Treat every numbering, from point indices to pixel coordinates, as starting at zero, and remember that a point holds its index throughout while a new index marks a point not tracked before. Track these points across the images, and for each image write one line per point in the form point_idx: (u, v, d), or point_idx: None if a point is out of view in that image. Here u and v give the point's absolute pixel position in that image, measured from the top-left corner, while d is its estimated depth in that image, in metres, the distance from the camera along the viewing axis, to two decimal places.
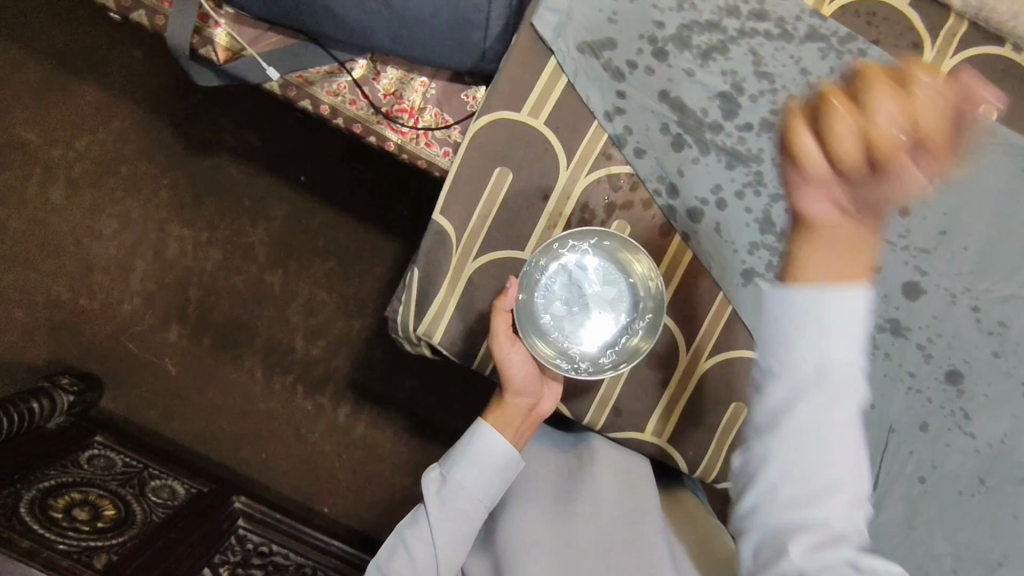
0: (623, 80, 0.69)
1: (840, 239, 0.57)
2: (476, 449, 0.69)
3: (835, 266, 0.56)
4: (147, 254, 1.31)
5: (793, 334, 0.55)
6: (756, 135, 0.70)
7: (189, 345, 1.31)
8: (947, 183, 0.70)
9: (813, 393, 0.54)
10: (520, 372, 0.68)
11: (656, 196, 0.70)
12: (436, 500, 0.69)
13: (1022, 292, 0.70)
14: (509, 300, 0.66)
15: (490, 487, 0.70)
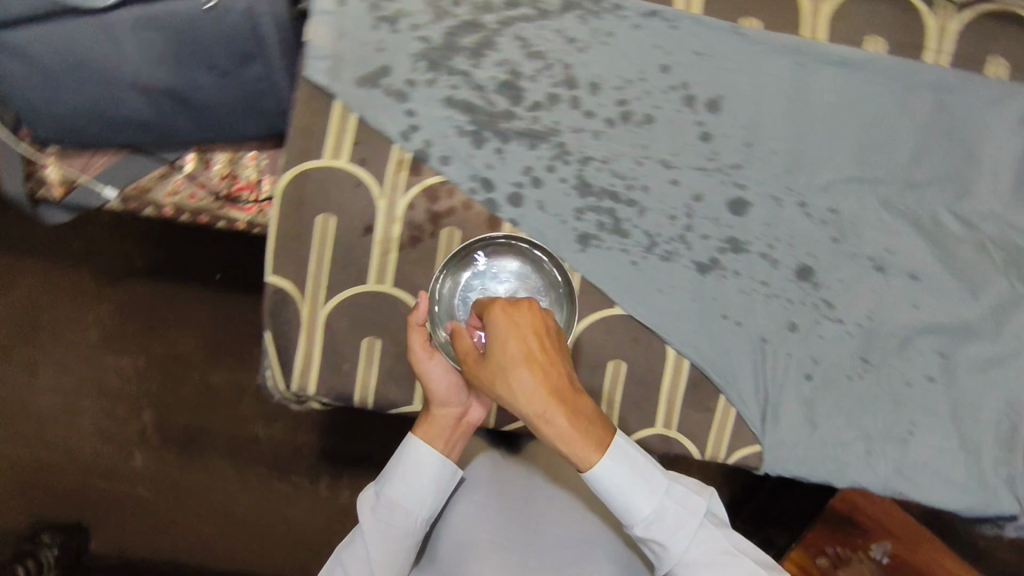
0: (408, 100, 0.72)
1: (581, 407, 0.62)
2: (408, 464, 0.71)
3: (597, 433, 0.63)
4: (79, 394, 1.29)
5: (628, 492, 0.63)
6: (547, 110, 0.73)
7: (155, 469, 1.30)
8: (735, 99, 0.73)
9: (638, 504, 0.64)
10: (447, 382, 0.70)
11: (474, 195, 0.73)
12: (368, 520, 0.70)
13: (838, 176, 0.74)
14: (420, 314, 0.68)
15: (427, 502, 0.72)
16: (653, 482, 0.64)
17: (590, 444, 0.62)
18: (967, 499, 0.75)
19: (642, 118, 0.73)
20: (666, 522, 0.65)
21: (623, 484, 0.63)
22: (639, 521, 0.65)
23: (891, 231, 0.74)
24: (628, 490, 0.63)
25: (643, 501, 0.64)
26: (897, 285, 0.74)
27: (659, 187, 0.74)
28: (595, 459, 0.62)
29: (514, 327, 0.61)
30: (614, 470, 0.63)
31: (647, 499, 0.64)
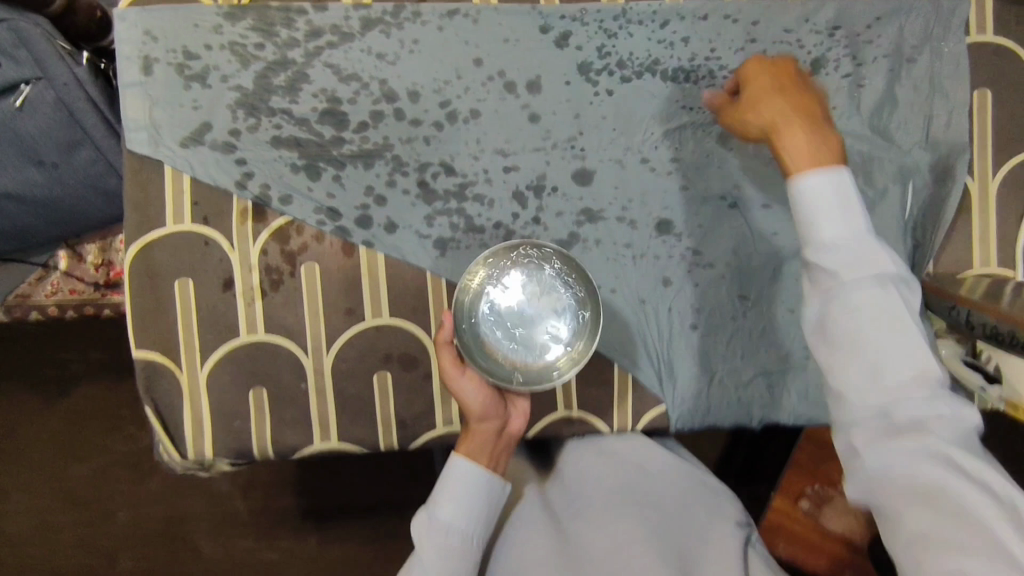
0: (236, 149, 0.73)
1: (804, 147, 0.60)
2: (458, 481, 0.66)
3: (796, 144, 0.60)
4: (48, 511, 1.16)
5: (830, 210, 0.54)
6: (374, 127, 0.73)
7: (143, 569, 1.17)
8: (553, 76, 0.74)
9: (852, 287, 0.52)
10: (482, 394, 0.67)
11: (322, 226, 0.73)
12: (427, 549, 0.64)
13: (672, 125, 0.74)
14: (446, 331, 0.66)
15: (477, 515, 0.66)
16: (860, 261, 0.53)
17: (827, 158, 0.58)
18: None
19: (468, 114, 0.74)
20: (871, 337, 0.51)
21: (823, 196, 0.55)
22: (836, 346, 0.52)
23: (735, 166, 0.74)
24: (822, 206, 0.55)
25: (861, 293, 0.52)
26: (753, 216, 0.74)
27: (501, 176, 0.74)
28: (836, 171, 0.55)
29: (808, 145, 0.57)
30: (831, 237, 0.54)
31: (857, 270, 0.53)
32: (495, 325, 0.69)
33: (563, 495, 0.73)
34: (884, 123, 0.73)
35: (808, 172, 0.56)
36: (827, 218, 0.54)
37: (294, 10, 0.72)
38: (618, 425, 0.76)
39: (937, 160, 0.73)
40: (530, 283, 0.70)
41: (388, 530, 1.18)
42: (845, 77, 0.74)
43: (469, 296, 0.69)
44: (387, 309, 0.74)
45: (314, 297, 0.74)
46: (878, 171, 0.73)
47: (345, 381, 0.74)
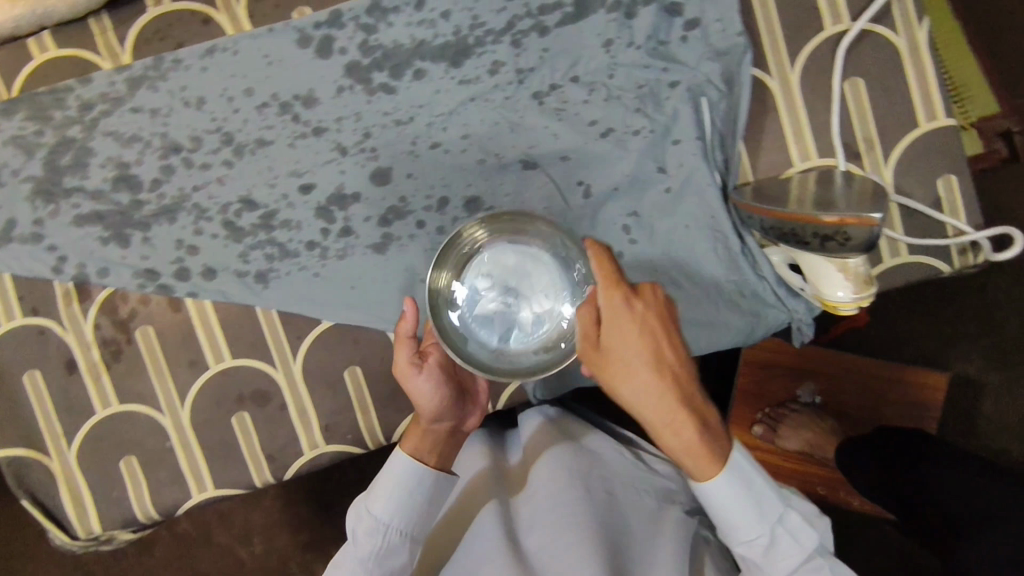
0: (44, 237, 0.74)
1: (614, 344, 0.55)
2: (399, 482, 0.61)
3: (676, 445, 0.54)
4: None
5: (743, 513, 0.55)
6: (168, 182, 0.74)
7: None
8: (324, 88, 0.73)
9: (742, 529, 0.55)
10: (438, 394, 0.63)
11: (144, 290, 0.74)
12: (363, 546, 0.60)
13: (454, 103, 0.73)
14: (409, 325, 0.60)
15: (418, 513, 0.62)
16: (747, 510, 0.55)
17: (674, 425, 0.54)
18: (727, 332, 0.72)
19: (254, 145, 0.74)
20: (775, 549, 0.56)
21: (729, 498, 0.55)
22: (737, 541, 0.56)
23: (526, 128, 0.73)
24: (730, 506, 0.55)
25: (755, 526, 0.55)
26: (555, 172, 0.72)
27: (300, 198, 0.74)
28: (710, 471, 0.54)
29: (621, 335, 0.54)
30: (716, 486, 0.54)
31: (756, 524, 0.55)
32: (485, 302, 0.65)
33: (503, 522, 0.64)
34: (662, 46, 0.71)
35: (708, 476, 0.54)
36: (723, 493, 0.55)
37: (62, 90, 0.73)
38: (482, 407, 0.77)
39: (724, 69, 0.70)
40: (513, 261, 0.66)
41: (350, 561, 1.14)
42: (612, 9, 0.71)
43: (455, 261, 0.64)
44: (227, 352, 0.75)
45: (155, 358, 0.75)
46: (667, 95, 0.71)
47: (204, 430, 0.76)
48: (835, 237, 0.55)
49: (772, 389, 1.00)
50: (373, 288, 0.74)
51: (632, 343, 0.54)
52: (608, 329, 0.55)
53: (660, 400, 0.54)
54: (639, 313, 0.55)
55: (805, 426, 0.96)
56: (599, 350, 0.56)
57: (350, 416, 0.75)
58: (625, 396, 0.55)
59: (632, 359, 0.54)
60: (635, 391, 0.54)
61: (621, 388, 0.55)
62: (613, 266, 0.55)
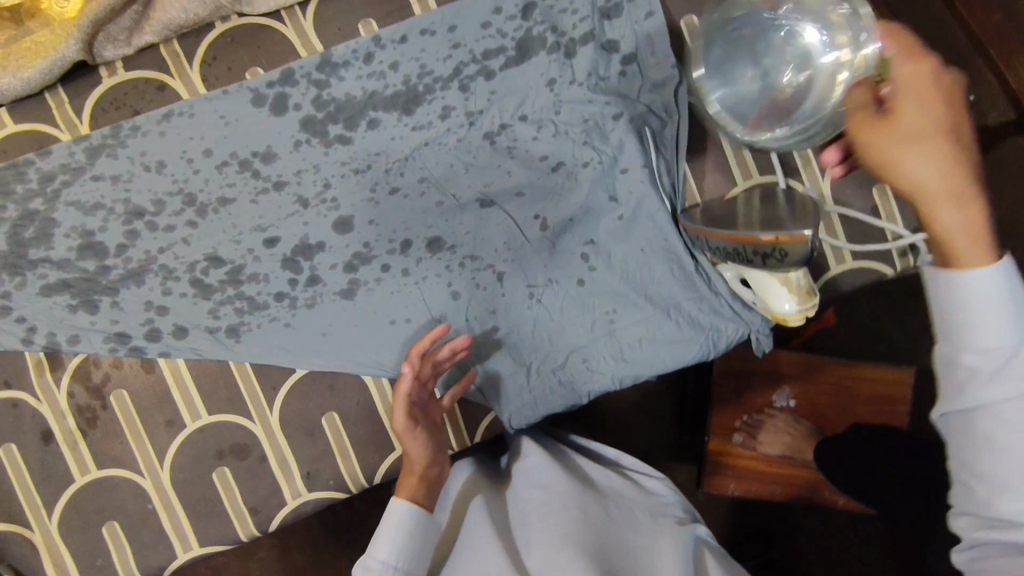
0: (12, 309, 0.75)
1: (908, 101, 0.46)
2: (399, 525, 0.63)
3: (948, 225, 0.43)
4: None
5: (984, 329, 0.40)
6: (133, 246, 0.75)
7: None
8: (281, 143, 0.75)
9: (984, 331, 0.40)
10: (427, 445, 0.68)
11: (115, 353, 0.75)
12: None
13: (409, 148, 0.76)
14: (406, 384, 0.66)
15: (420, 553, 0.63)
16: (989, 306, 0.40)
17: (958, 242, 0.42)
18: (691, 348, 0.74)
19: (216, 204, 0.75)
20: None
21: (984, 299, 0.41)
22: (966, 387, 0.41)
23: (480, 167, 0.75)
24: (988, 308, 0.40)
25: (1003, 335, 0.40)
26: (512, 207, 0.75)
27: (265, 251, 0.76)
28: (988, 261, 0.41)
29: (925, 82, 0.46)
30: (995, 277, 0.41)
31: (993, 339, 0.40)
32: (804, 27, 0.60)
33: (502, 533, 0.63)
34: (603, 81, 0.75)
35: (967, 263, 0.41)
36: (951, 298, 0.42)
37: (21, 163, 0.75)
38: (458, 441, 0.78)
39: (662, 100, 0.74)
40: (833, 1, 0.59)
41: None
42: (553, 51, 0.75)
43: None
44: (204, 409, 0.76)
45: (131, 421, 0.76)
46: (612, 127, 0.74)
47: (186, 488, 0.76)
48: (773, 253, 0.57)
49: (752, 398, 0.99)
50: (344, 334, 0.76)
51: (942, 89, 0.46)
52: (910, 69, 0.47)
53: (947, 176, 0.44)
54: (948, 78, 0.46)
55: (781, 431, 0.98)
56: (892, 114, 0.46)
57: (330, 462, 0.77)
58: (914, 172, 0.44)
59: (917, 111, 0.45)
60: (920, 154, 0.44)
61: (887, 160, 0.46)
62: (911, 41, 0.48)
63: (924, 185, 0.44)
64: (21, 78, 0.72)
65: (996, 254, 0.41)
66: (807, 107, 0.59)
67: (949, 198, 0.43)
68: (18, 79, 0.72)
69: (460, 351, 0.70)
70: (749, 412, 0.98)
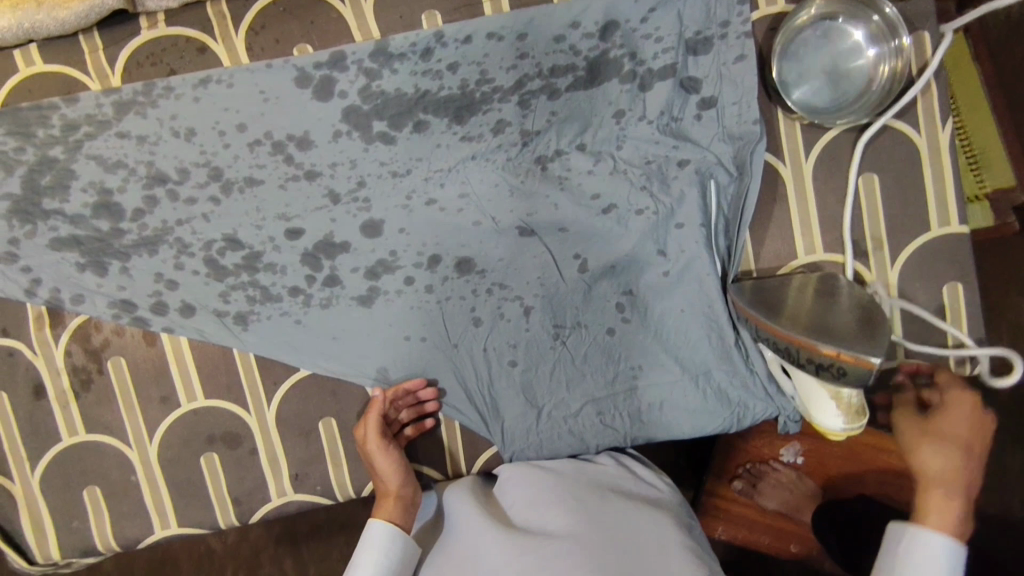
0: (19, 258, 0.72)
1: (942, 429, 0.62)
2: (376, 547, 0.64)
3: (937, 512, 0.57)
4: None
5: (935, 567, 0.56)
6: (151, 212, 0.71)
7: None
8: (320, 131, 0.70)
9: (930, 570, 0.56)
10: (398, 473, 0.68)
11: (119, 320, 0.72)
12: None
13: (455, 159, 0.71)
14: (377, 407, 0.69)
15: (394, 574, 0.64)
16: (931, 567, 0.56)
17: (946, 512, 0.57)
18: (712, 420, 0.70)
19: (243, 182, 0.71)
20: None
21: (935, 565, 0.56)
22: None
23: (525, 193, 0.70)
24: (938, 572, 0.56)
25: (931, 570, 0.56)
26: (553, 241, 0.70)
27: (286, 241, 0.72)
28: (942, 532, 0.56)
29: (969, 428, 0.61)
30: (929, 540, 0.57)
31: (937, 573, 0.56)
32: (845, 43, 0.66)
33: (456, 556, 0.62)
34: (675, 122, 0.68)
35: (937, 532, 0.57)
36: (915, 565, 0.57)
37: (45, 106, 0.70)
38: (454, 471, 0.75)
39: (737, 153, 0.67)
40: (872, 25, 0.66)
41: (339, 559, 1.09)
42: (626, 80, 0.68)
43: (826, 9, 0.66)
44: (201, 392, 0.73)
45: (124, 390, 0.73)
46: (675, 174, 0.68)
47: (172, 467, 0.74)
48: (830, 367, 0.55)
49: (758, 445, 0.90)
50: (355, 342, 0.73)
51: (964, 426, 0.61)
52: (960, 408, 0.62)
53: (957, 469, 0.59)
54: (982, 426, 0.62)
55: (783, 485, 0.88)
56: (919, 437, 0.62)
57: (320, 468, 0.74)
58: (927, 457, 0.60)
59: (951, 450, 0.60)
60: (927, 460, 0.60)
61: (923, 469, 0.60)
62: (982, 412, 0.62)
63: (927, 474, 0.59)
64: (56, 18, 0.68)
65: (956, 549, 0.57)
66: (860, 82, 0.66)
67: (949, 517, 0.57)
68: (54, 19, 0.68)
69: (435, 407, 0.72)
70: (750, 460, 0.90)
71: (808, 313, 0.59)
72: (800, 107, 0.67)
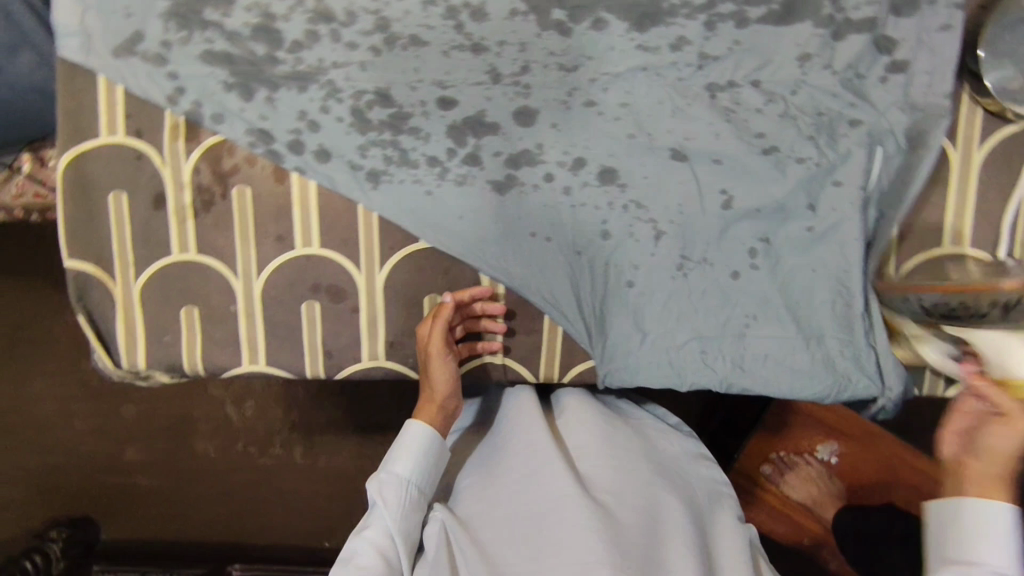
0: (168, 62, 0.70)
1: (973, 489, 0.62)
2: (416, 444, 0.69)
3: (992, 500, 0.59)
4: (39, 401, 1.19)
5: (985, 536, 0.58)
6: (309, 49, 0.70)
7: (131, 466, 1.20)
8: (499, 4, 0.69)
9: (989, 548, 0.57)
10: (451, 383, 0.71)
11: (254, 149, 0.72)
12: (388, 506, 0.66)
13: (625, 67, 0.69)
14: (444, 314, 0.70)
15: (427, 474, 0.69)
16: (990, 531, 0.58)
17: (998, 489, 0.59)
18: (813, 384, 0.71)
19: (407, 40, 0.70)
20: (982, 540, 0.58)
21: (982, 523, 0.58)
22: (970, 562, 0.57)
23: (689, 116, 0.69)
24: (982, 530, 0.58)
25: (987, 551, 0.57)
26: (705, 171, 0.69)
27: (437, 110, 0.71)
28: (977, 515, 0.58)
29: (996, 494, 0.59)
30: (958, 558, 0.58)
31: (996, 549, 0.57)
32: None
33: (519, 478, 0.67)
34: (858, 80, 0.67)
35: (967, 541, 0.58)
36: (973, 525, 0.58)
37: None
38: (544, 373, 0.77)
39: (913, 126, 0.66)
40: None
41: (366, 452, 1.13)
42: (821, 24, 0.66)
43: None
44: (317, 239, 0.73)
45: (244, 220, 0.73)
46: (845, 133, 0.67)
47: (274, 305, 0.75)
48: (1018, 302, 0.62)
49: (794, 435, 0.98)
50: (480, 228, 0.72)
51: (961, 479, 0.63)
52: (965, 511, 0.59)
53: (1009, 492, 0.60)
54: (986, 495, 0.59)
55: (812, 482, 0.96)
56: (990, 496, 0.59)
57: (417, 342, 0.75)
58: None
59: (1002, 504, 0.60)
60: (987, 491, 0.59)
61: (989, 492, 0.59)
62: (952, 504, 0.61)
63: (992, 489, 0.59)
64: None
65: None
66: None
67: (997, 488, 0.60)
68: None
69: (500, 327, 0.75)
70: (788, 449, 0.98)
71: (957, 276, 0.66)
72: (993, 92, 0.65)
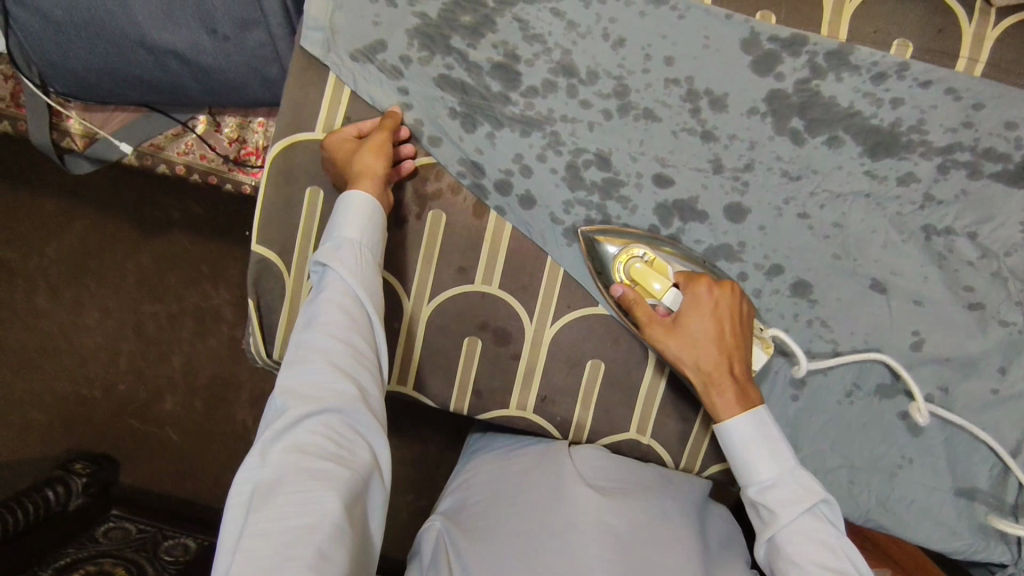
0: (402, 78, 0.71)
1: None
2: (361, 204, 0.62)
3: None
4: (114, 335, 1.17)
5: None
6: (542, 98, 0.70)
7: (178, 418, 1.18)
8: (741, 99, 0.68)
9: None
10: (381, 156, 0.66)
11: (462, 180, 0.72)
12: (343, 264, 0.59)
13: (847, 190, 0.69)
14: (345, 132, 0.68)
15: (375, 248, 0.62)
16: None
17: None
18: (955, 540, 0.70)
19: (641, 112, 0.70)
20: None
21: None
22: None
23: (898, 251, 0.69)
24: None
25: None
26: (901, 308, 0.69)
27: (650, 185, 0.71)
28: None
29: None
30: None
31: None
32: None
33: (522, 496, 0.70)
34: None
35: None
36: None
37: None
38: (684, 463, 0.76)
39: None
40: None
41: (433, 475, 1.12)
42: None
43: None
44: (497, 280, 0.73)
45: (432, 245, 0.73)
46: None
47: (438, 333, 0.74)
48: None
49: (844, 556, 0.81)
50: None
51: None
52: None
53: None
54: None
55: None
56: None
57: (568, 401, 0.75)
58: None
59: None
60: None
61: None
62: None
63: None
64: None
65: (679, 286, 0.68)
66: None
67: None
68: None
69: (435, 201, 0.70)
70: None
71: None
72: None
